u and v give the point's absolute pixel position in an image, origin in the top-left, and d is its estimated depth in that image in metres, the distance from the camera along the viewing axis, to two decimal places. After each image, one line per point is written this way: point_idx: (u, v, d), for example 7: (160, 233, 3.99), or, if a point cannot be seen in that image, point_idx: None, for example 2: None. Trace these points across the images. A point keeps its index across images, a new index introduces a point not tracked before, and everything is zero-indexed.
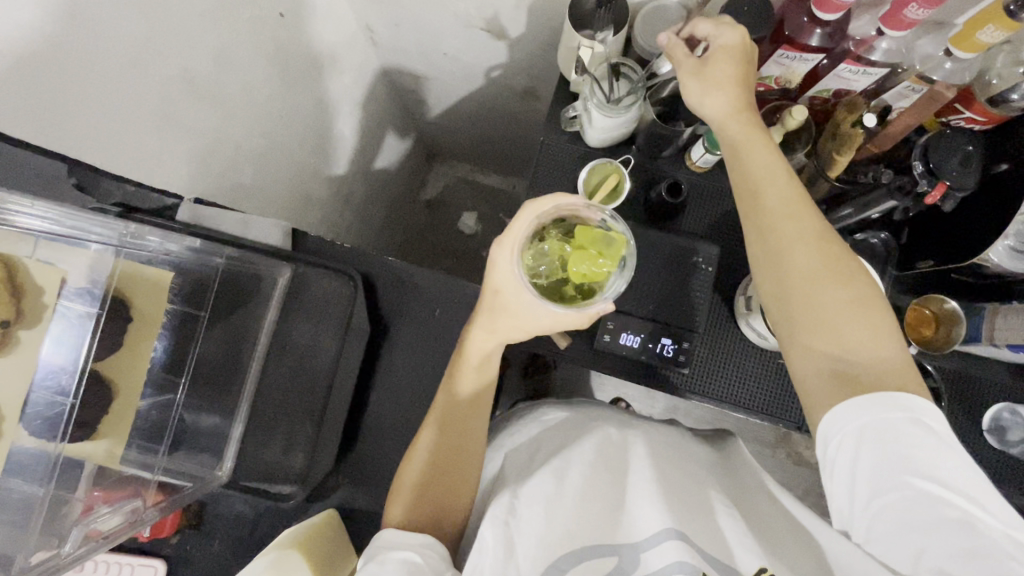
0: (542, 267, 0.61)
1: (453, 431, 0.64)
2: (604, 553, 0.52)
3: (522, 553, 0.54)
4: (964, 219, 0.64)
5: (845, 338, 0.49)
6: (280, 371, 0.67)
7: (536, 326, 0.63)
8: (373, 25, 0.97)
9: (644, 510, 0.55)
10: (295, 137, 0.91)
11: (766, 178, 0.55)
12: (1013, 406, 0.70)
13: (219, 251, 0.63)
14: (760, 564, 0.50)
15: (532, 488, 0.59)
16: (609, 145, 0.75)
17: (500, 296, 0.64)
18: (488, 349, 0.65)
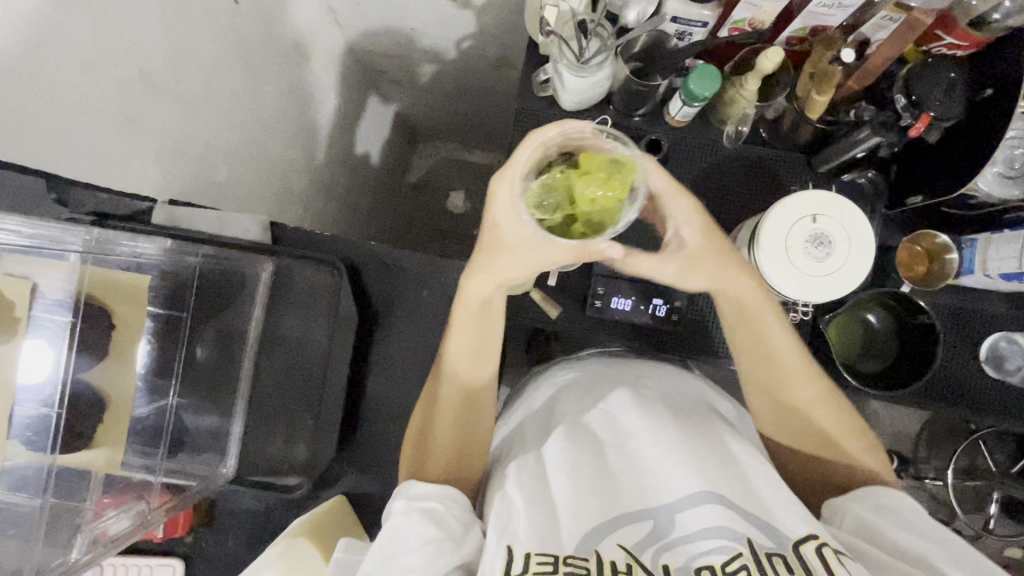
0: (546, 201, 0.52)
1: (469, 406, 0.64)
2: (637, 517, 0.51)
3: (556, 520, 0.52)
4: (953, 148, 0.62)
5: (838, 448, 0.60)
6: (274, 366, 0.67)
7: (538, 265, 0.55)
8: (335, 5, 0.94)
9: (673, 472, 0.53)
10: (267, 128, 0.88)
11: (786, 356, 0.60)
12: (1010, 334, 0.70)
13: (194, 249, 0.62)
14: (806, 531, 0.49)
15: (537, 462, 0.60)
16: (585, 106, 0.73)
17: (497, 232, 0.56)
18: (488, 294, 0.59)
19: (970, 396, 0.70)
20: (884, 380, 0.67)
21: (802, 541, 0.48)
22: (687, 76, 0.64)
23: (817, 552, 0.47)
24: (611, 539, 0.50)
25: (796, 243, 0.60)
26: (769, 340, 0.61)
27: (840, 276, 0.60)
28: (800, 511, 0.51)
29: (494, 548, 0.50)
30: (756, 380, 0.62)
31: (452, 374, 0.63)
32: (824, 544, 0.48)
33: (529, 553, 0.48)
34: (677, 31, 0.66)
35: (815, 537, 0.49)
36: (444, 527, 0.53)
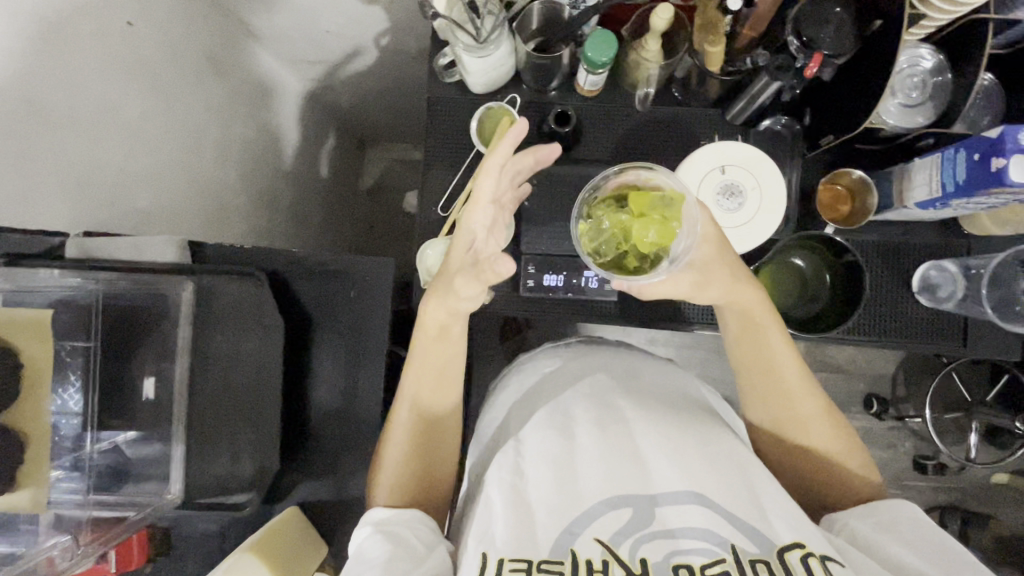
0: (602, 244, 0.58)
1: (427, 437, 0.64)
2: (616, 507, 0.52)
3: (534, 522, 0.52)
4: (849, 84, 0.63)
5: (819, 441, 0.61)
6: (209, 384, 0.66)
7: (470, 302, 0.59)
8: (246, 16, 0.93)
9: (663, 467, 0.55)
10: (193, 149, 0.87)
11: (781, 364, 0.61)
12: (938, 263, 0.71)
13: (98, 278, 0.61)
14: (793, 540, 0.50)
15: (511, 454, 0.60)
16: (494, 87, 0.73)
17: (452, 260, 0.59)
18: (443, 321, 0.62)
19: (907, 328, 0.71)
20: (822, 323, 0.68)
21: (788, 546, 0.49)
22: (586, 44, 0.65)
23: (801, 560, 0.48)
24: (587, 534, 0.51)
25: (709, 198, 0.60)
26: (759, 352, 0.62)
27: (757, 224, 0.60)
28: (786, 514, 0.52)
29: (472, 554, 0.51)
30: (758, 394, 0.64)
31: (409, 400, 0.63)
32: (810, 554, 0.49)
33: (504, 559, 0.49)
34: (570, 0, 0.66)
35: (801, 546, 0.49)
36: (411, 547, 0.55)
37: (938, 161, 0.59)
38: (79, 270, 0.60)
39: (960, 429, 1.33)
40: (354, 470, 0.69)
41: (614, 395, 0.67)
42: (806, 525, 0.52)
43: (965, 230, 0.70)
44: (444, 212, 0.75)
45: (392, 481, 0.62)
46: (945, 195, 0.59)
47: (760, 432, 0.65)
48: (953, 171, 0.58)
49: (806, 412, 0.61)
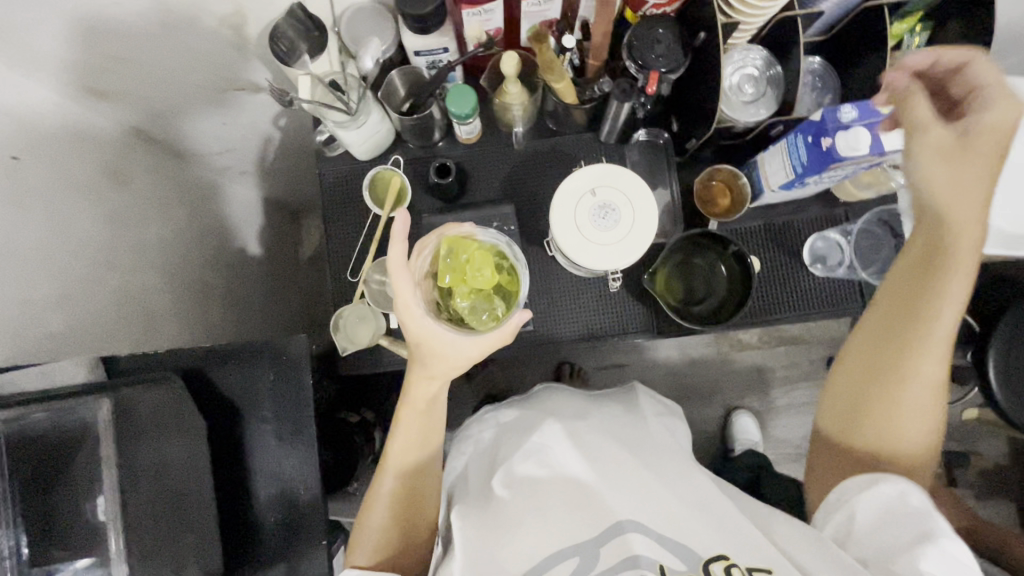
0: (474, 310, 0.62)
1: (412, 506, 0.64)
2: (563, 554, 0.56)
3: (498, 569, 0.56)
4: (697, 88, 0.67)
5: (903, 418, 0.57)
6: (144, 501, 0.63)
7: (468, 361, 0.61)
8: (139, 124, 0.95)
9: (611, 501, 0.59)
10: (102, 264, 0.87)
11: (943, 336, 0.55)
12: (822, 233, 0.75)
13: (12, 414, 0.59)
14: (717, 552, 0.54)
15: (475, 512, 0.63)
16: (377, 151, 0.76)
17: (423, 349, 0.60)
18: (434, 393, 0.63)
19: (808, 299, 0.75)
20: (722, 313, 0.71)
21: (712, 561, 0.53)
22: (447, 100, 0.69)
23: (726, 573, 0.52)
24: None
25: (584, 220, 0.63)
26: (920, 296, 0.56)
27: (632, 236, 0.63)
28: (724, 532, 0.56)
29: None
30: (864, 359, 0.60)
31: (393, 467, 0.64)
32: (733, 564, 0.53)
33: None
34: (428, 63, 0.71)
35: (725, 558, 0.53)
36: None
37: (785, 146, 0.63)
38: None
39: None
40: (306, 551, 0.69)
41: (580, 430, 0.70)
42: (742, 542, 0.55)
43: (838, 198, 0.75)
44: (354, 277, 0.76)
45: (375, 544, 0.63)
46: (797, 176, 0.63)
47: (834, 401, 0.63)
48: (797, 154, 0.62)
49: (922, 404, 0.57)
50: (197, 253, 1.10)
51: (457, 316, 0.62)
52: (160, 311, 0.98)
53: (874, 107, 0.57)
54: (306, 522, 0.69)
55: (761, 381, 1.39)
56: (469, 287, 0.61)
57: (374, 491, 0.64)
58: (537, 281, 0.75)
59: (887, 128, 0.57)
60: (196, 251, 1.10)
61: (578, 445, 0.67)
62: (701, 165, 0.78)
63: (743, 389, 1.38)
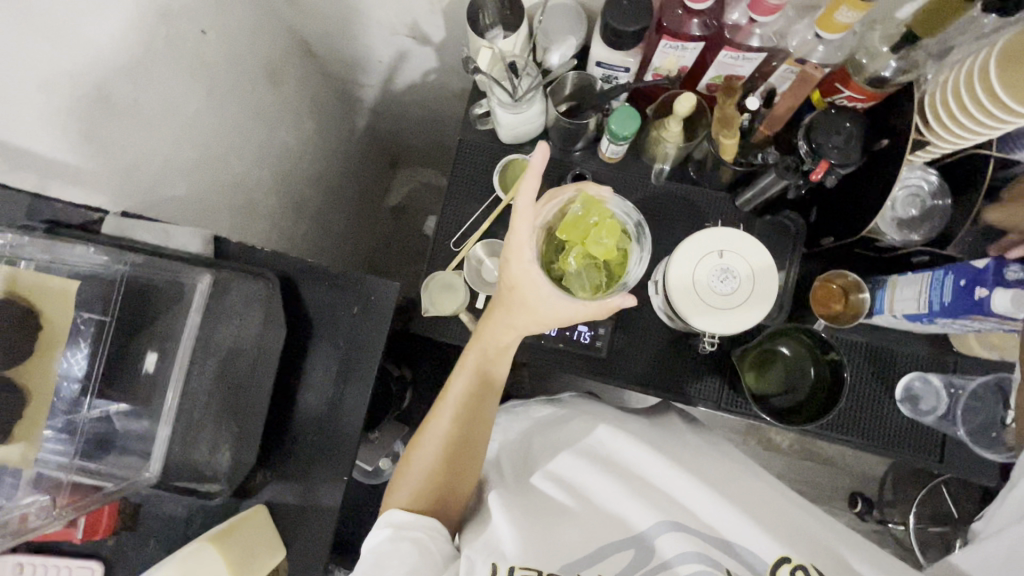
0: (580, 275, 0.63)
1: (459, 455, 0.64)
2: (620, 547, 0.55)
3: (553, 545, 0.54)
4: (859, 191, 0.65)
5: None
6: (205, 377, 0.69)
7: (556, 319, 0.62)
8: (306, 35, 1.00)
9: (646, 505, 0.57)
10: (233, 149, 0.91)
11: None
12: (924, 374, 0.73)
13: (124, 258, 0.65)
14: (782, 555, 0.52)
15: (519, 499, 0.62)
16: (522, 140, 0.78)
17: (516, 293, 0.62)
18: (507, 342, 0.65)
19: (885, 432, 0.72)
20: (800, 415, 0.69)
21: (779, 564, 0.51)
22: (610, 118, 0.70)
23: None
24: (592, 568, 0.53)
25: (704, 276, 0.63)
26: None
27: (751, 302, 0.63)
28: (786, 535, 0.54)
29: (481, 563, 0.54)
30: None
31: (454, 396, 0.65)
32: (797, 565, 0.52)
33: (513, 567, 0.52)
34: (603, 75, 0.71)
35: (788, 560, 0.52)
36: (430, 557, 0.57)
37: (929, 279, 0.62)
38: (111, 251, 0.64)
39: None
40: (326, 480, 0.71)
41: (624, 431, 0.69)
42: (809, 550, 0.53)
43: (953, 347, 0.72)
44: (456, 247, 0.78)
45: (417, 485, 0.63)
46: (932, 312, 0.61)
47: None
48: (939, 291, 0.60)
49: None
50: (307, 167, 1.15)
51: (558, 274, 0.63)
52: (260, 208, 1.02)
53: None
54: (335, 453, 0.71)
55: None
56: (585, 249, 0.62)
57: (426, 431, 0.66)
58: (625, 315, 0.75)
59: None
60: (307, 164, 1.15)
61: (622, 445, 0.67)
62: (824, 263, 0.76)
63: None
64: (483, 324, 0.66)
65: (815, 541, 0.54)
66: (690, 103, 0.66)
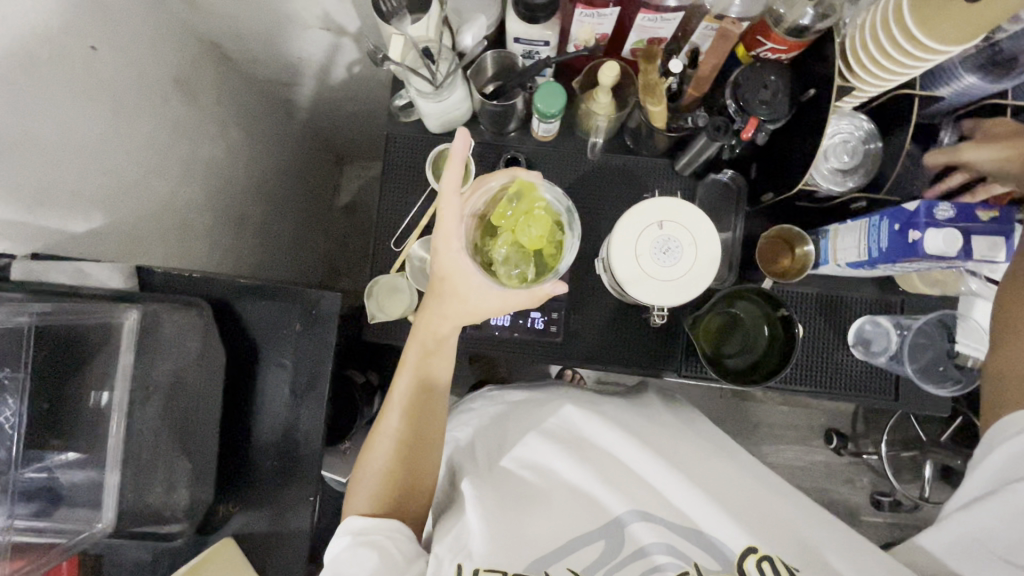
0: (512, 263, 0.62)
1: (413, 451, 0.62)
2: (591, 539, 0.53)
3: (522, 542, 0.53)
4: (792, 145, 0.64)
5: None
6: (149, 419, 0.64)
7: (488, 312, 0.62)
8: (217, 38, 0.94)
9: (617, 490, 0.57)
10: (153, 171, 0.85)
11: None
12: (873, 317, 0.74)
13: (24, 308, 0.57)
14: (749, 545, 0.52)
15: (492, 485, 0.60)
16: (450, 129, 0.75)
17: (447, 284, 0.61)
18: (444, 335, 0.63)
19: (841, 378, 0.73)
20: (758, 374, 0.69)
21: (744, 555, 0.52)
22: (536, 95, 0.67)
23: (757, 568, 0.51)
24: (561, 563, 0.52)
25: (647, 246, 0.62)
26: None
27: (696, 274, 0.62)
28: (751, 524, 0.54)
29: (447, 564, 0.52)
30: None
31: (397, 397, 0.64)
32: (765, 559, 0.51)
33: (479, 569, 0.51)
34: (524, 52, 0.69)
35: (755, 551, 0.52)
36: (392, 561, 0.56)
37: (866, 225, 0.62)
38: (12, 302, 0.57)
39: (916, 466, 1.32)
40: (294, 503, 0.69)
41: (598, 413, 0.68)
42: (775, 540, 0.53)
43: (900, 288, 0.73)
44: (398, 247, 0.75)
45: (376, 487, 0.61)
46: (872, 259, 0.61)
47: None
48: (878, 237, 0.60)
49: None
50: (243, 178, 1.09)
51: (490, 260, 0.63)
52: (196, 228, 0.96)
53: (973, 212, 0.57)
54: (298, 474, 0.69)
55: (756, 435, 1.37)
56: (514, 238, 0.61)
57: (377, 433, 0.64)
58: (576, 295, 0.74)
59: (980, 235, 0.57)
60: (242, 175, 1.08)
61: (596, 427, 0.65)
62: (769, 219, 0.76)
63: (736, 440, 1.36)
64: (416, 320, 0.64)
65: (789, 532, 0.55)
66: (615, 72, 0.63)
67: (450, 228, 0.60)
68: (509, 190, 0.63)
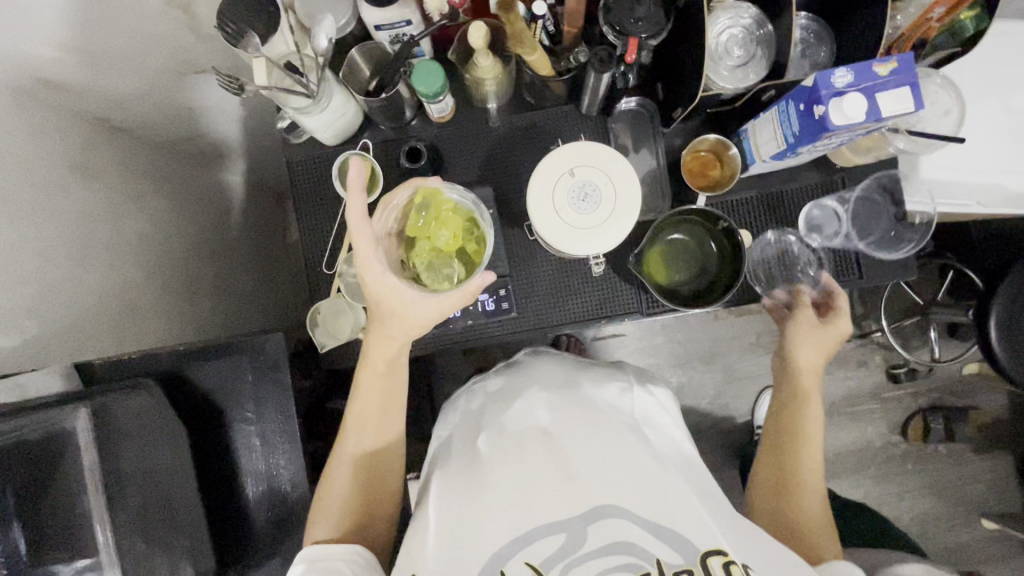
0: (436, 268, 0.61)
1: (371, 471, 0.62)
2: (551, 530, 0.49)
3: (477, 541, 0.51)
4: (681, 54, 0.62)
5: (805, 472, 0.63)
6: (130, 511, 0.61)
7: (427, 321, 0.60)
8: (100, 112, 0.89)
9: (596, 474, 0.52)
10: (72, 265, 0.81)
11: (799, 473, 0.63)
12: (820, 201, 0.73)
13: None
14: (717, 546, 0.47)
15: (459, 479, 0.58)
16: (345, 137, 0.73)
17: (383, 306, 0.59)
18: (394, 353, 0.62)
19: None
20: (711, 295, 0.69)
21: (707, 554, 0.46)
22: (413, 79, 0.64)
23: (723, 568, 0.45)
24: (519, 557, 0.49)
25: (562, 199, 0.60)
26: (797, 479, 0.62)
27: (608, 223, 0.60)
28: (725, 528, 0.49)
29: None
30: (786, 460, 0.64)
31: (355, 425, 0.62)
32: (734, 562, 0.46)
33: None
34: (391, 37, 0.66)
35: (724, 554, 0.46)
36: None
37: (775, 114, 0.60)
38: None
39: None
40: (299, 545, 0.69)
41: (573, 393, 0.64)
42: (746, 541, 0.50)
43: (836, 164, 0.71)
44: (330, 270, 0.73)
45: (335, 513, 0.59)
46: (791, 146, 0.59)
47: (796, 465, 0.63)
48: (789, 121, 0.58)
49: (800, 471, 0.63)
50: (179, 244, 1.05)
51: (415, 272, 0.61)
52: (142, 309, 0.93)
53: (871, 68, 0.53)
54: (297, 518, 0.69)
55: (758, 345, 1.36)
56: (432, 244, 0.61)
57: (336, 461, 0.62)
58: (519, 266, 0.72)
59: (884, 91, 0.53)
60: (177, 240, 1.04)
61: (575, 409, 0.61)
62: (688, 134, 0.73)
63: (737, 358, 1.36)
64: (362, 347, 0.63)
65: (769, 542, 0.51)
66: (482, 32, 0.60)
67: (364, 249, 0.57)
68: (415, 202, 0.61)
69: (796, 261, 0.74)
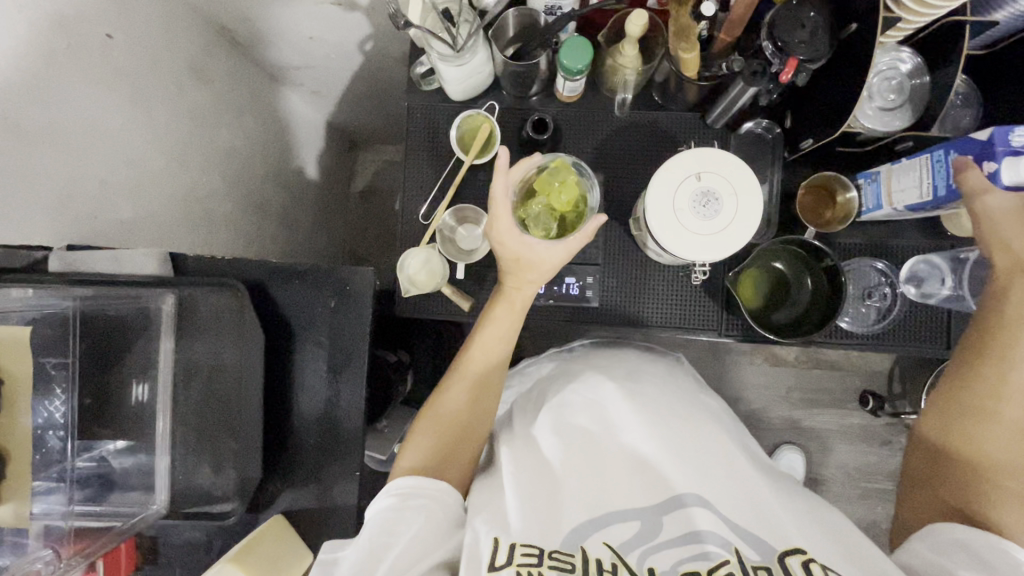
0: (545, 224, 0.66)
1: (483, 391, 0.65)
2: (627, 516, 0.50)
3: (555, 516, 0.50)
4: (830, 87, 0.62)
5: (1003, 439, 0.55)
6: (192, 398, 0.66)
7: (553, 268, 0.64)
8: (228, 24, 0.89)
9: (673, 469, 0.54)
10: (173, 161, 0.81)
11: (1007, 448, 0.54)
12: (928, 256, 0.71)
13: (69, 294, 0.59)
14: (795, 546, 0.48)
15: (527, 449, 0.58)
16: (474, 95, 0.74)
17: (521, 261, 0.62)
18: (530, 295, 0.65)
19: (886, 329, 0.71)
20: (802, 328, 0.68)
21: (788, 553, 0.47)
22: (560, 52, 0.64)
23: (804, 566, 0.46)
24: (598, 537, 0.49)
25: (684, 202, 0.60)
26: (1000, 452, 0.55)
27: (740, 224, 0.60)
28: (799, 529, 0.49)
29: (482, 537, 0.48)
30: (977, 421, 0.57)
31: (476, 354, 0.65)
32: (812, 560, 0.46)
33: (516, 543, 0.47)
34: (546, 7, 0.67)
35: (801, 552, 0.47)
36: (439, 523, 0.54)
37: (926, 162, 0.60)
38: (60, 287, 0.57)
39: None
40: (338, 477, 0.70)
41: (641, 386, 0.64)
42: (827, 543, 0.49)
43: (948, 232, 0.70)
44: (425, 220, 0.74)
45: (425, 445, 0.61)
46: (937, 199, 0.59)
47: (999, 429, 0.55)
48: (944, 174, 0.58)
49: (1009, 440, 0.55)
50: (264, 165, 1.06)
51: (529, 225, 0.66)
52: (219, 220, 0.93)
53: None
54: (342, 449, 0.70)
55: (788, 400, 1.34)
56: (547, 202, 0.65)
57: (441, 395, 0.64)
58: (609, 258, 0.73)
59: None
60: (262, 162, 1.05)
61: (642, 399, 0.62)
62: (805, 167, 0.73)
63: (766, 407, 1.34)
64: (493, 293, 0.66)
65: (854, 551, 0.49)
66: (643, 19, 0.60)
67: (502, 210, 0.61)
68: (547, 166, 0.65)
69: (872, 289, 0.74)
